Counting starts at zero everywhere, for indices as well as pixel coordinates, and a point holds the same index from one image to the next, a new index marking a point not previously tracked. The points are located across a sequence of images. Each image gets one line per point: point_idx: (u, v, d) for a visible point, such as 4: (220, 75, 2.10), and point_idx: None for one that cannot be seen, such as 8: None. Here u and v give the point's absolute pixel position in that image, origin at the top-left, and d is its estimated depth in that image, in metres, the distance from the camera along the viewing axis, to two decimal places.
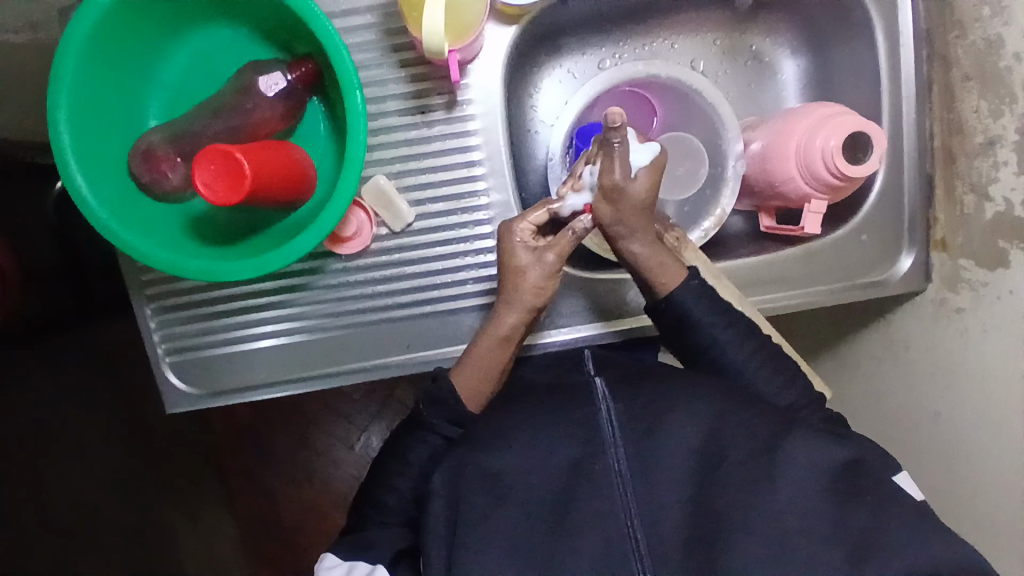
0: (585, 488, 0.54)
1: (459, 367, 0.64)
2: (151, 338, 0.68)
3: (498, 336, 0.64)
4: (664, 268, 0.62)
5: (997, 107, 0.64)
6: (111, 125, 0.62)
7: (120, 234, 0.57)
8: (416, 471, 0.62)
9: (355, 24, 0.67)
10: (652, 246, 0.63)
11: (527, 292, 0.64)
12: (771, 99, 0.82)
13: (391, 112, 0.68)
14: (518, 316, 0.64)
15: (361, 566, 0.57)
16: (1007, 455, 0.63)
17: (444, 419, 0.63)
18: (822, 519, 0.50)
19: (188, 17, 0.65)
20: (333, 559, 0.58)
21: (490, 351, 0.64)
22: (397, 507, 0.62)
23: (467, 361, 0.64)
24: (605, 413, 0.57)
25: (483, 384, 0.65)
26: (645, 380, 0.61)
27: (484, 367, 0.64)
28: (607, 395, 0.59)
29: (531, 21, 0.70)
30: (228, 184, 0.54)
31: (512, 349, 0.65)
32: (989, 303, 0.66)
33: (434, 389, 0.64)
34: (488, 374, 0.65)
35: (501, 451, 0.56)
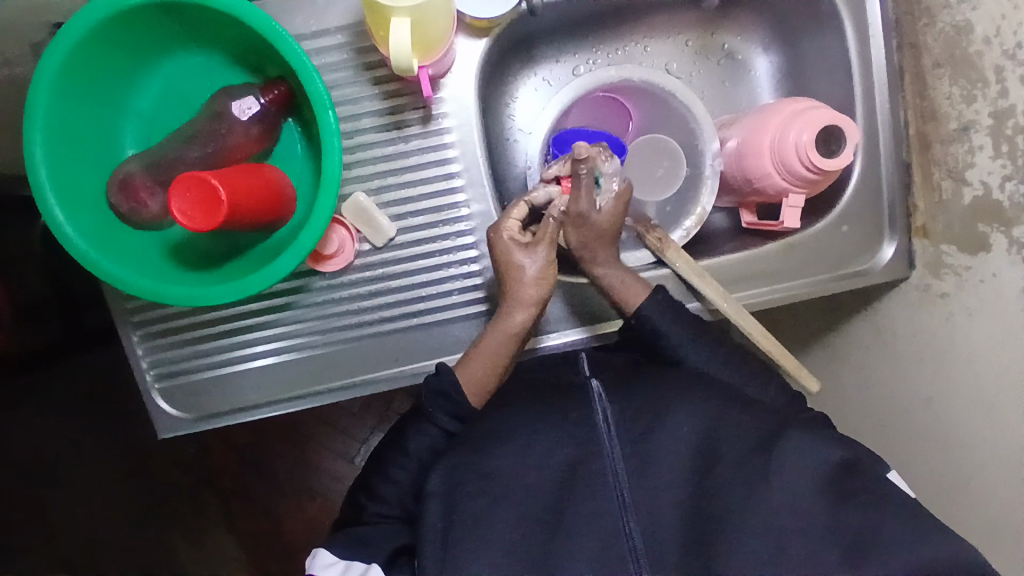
0: (574, 491, 0.54)
1: (466, 362, 0.64)
2: (140, 366, 0.69)
3: (508, 332, 0.64)
4: (628, 285, 0.66)
5: (969, 92, 0.64)
6: (89, 156, 0.64)
7: (102, 264, 0.58)
8: (415, 462, 0.61)
9: (327, 44, 0.68)
10: (616, 268, 0.67)
11: (533, 286, 0.63)
12: (746, 96, 0.83)
13: (367, 129, 0.69)
14: (527, 312, 0.64)
15: (356, 565, 0.56)
16: (996, 438, 0.63)
17: (445, 411, 0.62)
18: (806, 514, 0.50)
19: (160, 47, 0.66)
20: (328, 557, 0.57)
21: (499, 347, 0.64)
22: (393, 498, 0.61)
23: (477, 357, 0.63)
24: (601, 414, 0.58)
25: (489, 380, 0.64)
26: (627, 379, 0.61)
27: (493, 363, 0.63)
28: (602, 396, 0.59)
29: (502, 31, 0.71)
30: (204, 210, 0.54)
31: (519, 346, 0.65)
32: (972, 286, 0.65)
33: (438, 382, 0.62)
34: (496, 370, 0.64)
35: (497, 453, 0.57)
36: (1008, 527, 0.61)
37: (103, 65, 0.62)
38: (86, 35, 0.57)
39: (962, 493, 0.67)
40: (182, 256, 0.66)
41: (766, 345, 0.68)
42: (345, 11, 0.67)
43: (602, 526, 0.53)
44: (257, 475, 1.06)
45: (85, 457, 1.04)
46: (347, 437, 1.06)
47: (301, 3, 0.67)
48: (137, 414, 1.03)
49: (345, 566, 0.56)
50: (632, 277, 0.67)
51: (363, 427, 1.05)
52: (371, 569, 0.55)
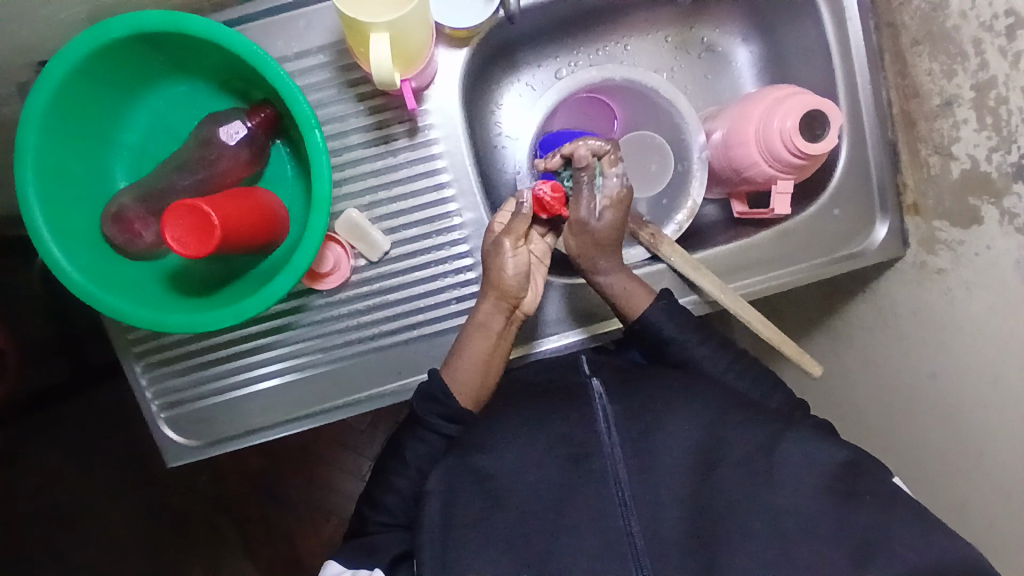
0: (580, 491, 0.55)
1: (447, 359, 0.66)
2: (144, 396, 0.70)
3: (475, 323, 0.65)
4: (630, 293, 0.67)
5: (950, 67, 0.64)
6: (80, 192, 0.64)
7: (101, 298, 0.58)
8: (414, 470, 0.61)
9: (309, 65, 0.68)
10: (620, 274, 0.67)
11: (497, 278, 0.64)
12: (728, 87, 0.83)
13: (355, 145, 0.69)
14: (493, 303, 0.65)
15: (360, 571, 0.57)
16: (1005, 410, 0.63)
17: (439, 416, 0.61)
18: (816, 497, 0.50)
19: (145, 80, 0.67)
20: (336, 566, 0.58)
21: (473, 340, 0.64)
22: (399, 509, 0.61)
23: (456, 358, 0.64)
24: (602, 414, 0.58)
25: (474, 378, 0.64)
26: (628, 380, 0.62)
27: (471, 359, 0.64)
28: (603, 396, 0.60)
29: (482, 40, 0.72)
30: (198, 237, 0.55)
31: (496, 341, 0.65)
32: (968, 259, 0.65)
33: (427, 386, 0.63)
34: (477, 368, 0.64)
35: (497, 455, 0.57)
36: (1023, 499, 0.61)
37: (89, 101, 0.63)
38: (70, 73, 0.58)
39: (974, 468, 0.66)
40: (181, 284, 0.67)
41: (765, 331, 0.69)
42: (325, 31, 0.68)
43: (612, 523, 0.53)
44: (270, 497, 1.06)
45: (95, 492, 1.04)
46: (358, 456, 1.06)
47: (280, 26, 0.68)
48: (145, 445, 1.04)
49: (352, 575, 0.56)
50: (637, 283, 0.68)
51: (373, 444, 1.05)
52: (374, 573, 0.56)
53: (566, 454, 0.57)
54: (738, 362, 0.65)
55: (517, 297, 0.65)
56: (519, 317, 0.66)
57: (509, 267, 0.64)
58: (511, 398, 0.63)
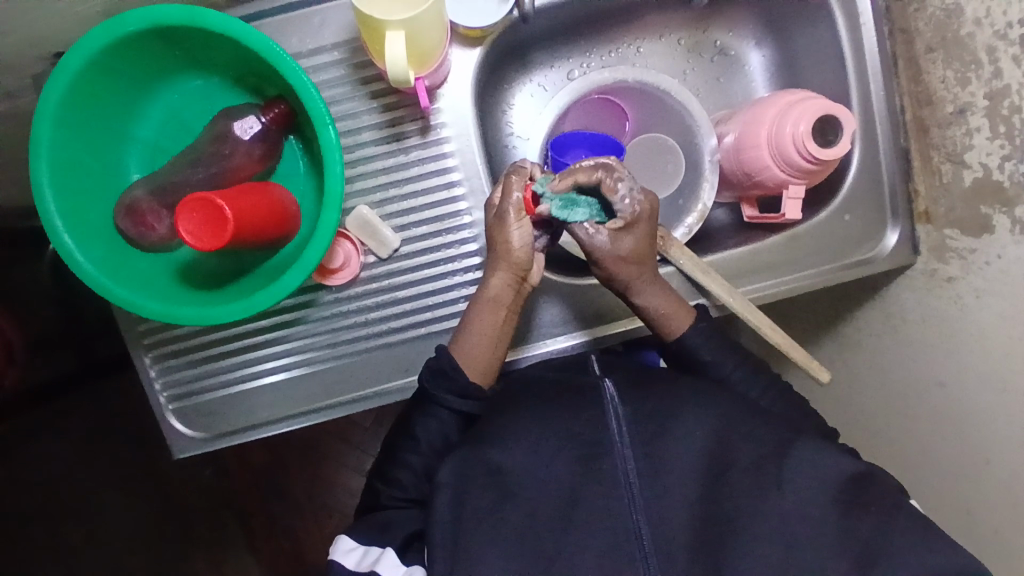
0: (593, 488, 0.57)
1: (457, 338, 0.66)
2: (152, 388, 0.70)
3: (487, 298, 0.65)
4: (674, 314, 0.67)
5: (963, 75, 0.65)
6: (96, 184, 0.64)
7: (112, 290, 0.59)
8: (427, 447, 0.63)
9: (324, 61, 0.68)
10: (664, 296, 0.66)
11: (508, 255, 0.64)
12: (740, 91, 0.82)
13: (367, 142, 0.69)
14: (503, 277, 0.65)
15: (373, 549, 0.58)
16: (1014, 418, 0.63)
17: (451, 392, 0.64)
18: None
19: (161, 73, 0.67)
20: (349, 542, 0.59)
21: (483, 319, 0.65)
22: (411, 484, 0.63)
23: (464, 331, 0.66)
24: (614, 420, 0.60)
25: (480, 351, 0.65)
26: (639, 382, 0.63)
27: (481, 332, 0.65)
28: (615, 400, 0.61)
29: (496, 40, 0.72)
30: (211, 230, 0.56)
31: (506, 313, 0.66)
32: (978, 268, 0.66)
33: (435, 362, 0.65)
34: (483, 341, 0.65)
35: (509, 451, 0.59)
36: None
37: (106, 94, 0.63)
38: (87, 64, 0.59)
39: (980, 475, 0.67)
40: (193, 277, 0.67)
41: (773, 336, 0.69)
42: (339, 28, 0.68)
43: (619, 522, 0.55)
44: (275, 492, 1.06)
45: (104, 484, 1.05)
46: (363, 454, 1.06)
47: (297, 23, 0.68)
48: (153, 439, 1.04)
49: (365, 551, 0.58)
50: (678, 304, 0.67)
51: (377, 441, 1.06)
52: (386, 552, 0.58)
53: (577, 453, 0.59)
54: (742, 367, 0.65)
55: (525, 269, 0.65)
56: (528, 287, 0.67)
57: (517, 238, 0.64)
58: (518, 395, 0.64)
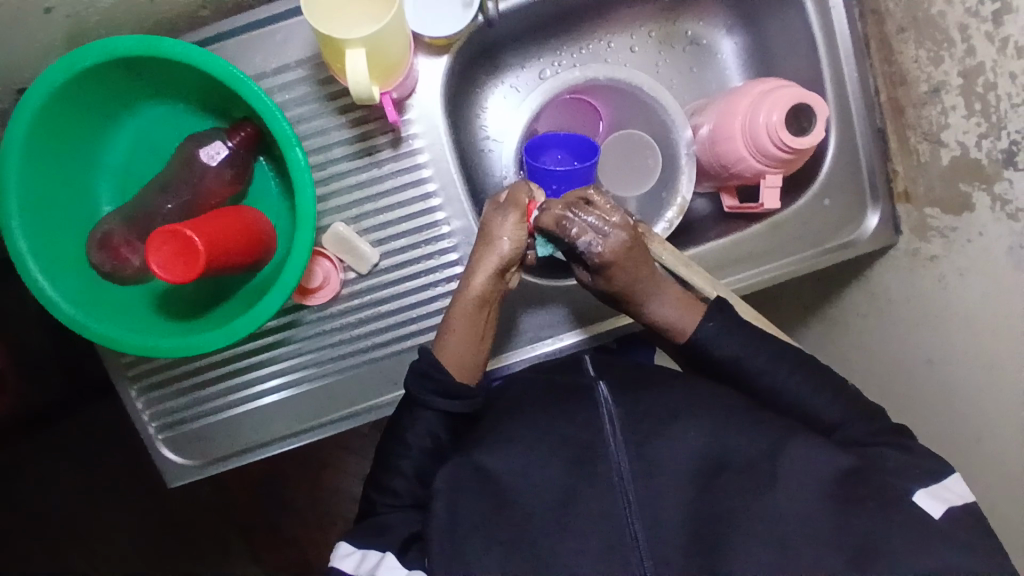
0: (586, 494, 0.57)
1: (440, 342, 0.64)
2: (141, 419, 0.70)
3: (471, 298, 0.64)
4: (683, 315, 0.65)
5: (936, 53, 0.64)
6: (68, 219, 0.64)
7: (91, 327, 0.59)
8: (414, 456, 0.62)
9: (290, 79, 0.67)
10: (672, 302, 0.65)
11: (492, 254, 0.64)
12: (715, 79, 0.81)
13: (339, 158, 0.69)
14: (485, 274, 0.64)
15: (371, 553, 0.58)
16: (1001, 395, 0.63)
17: (434, 392, 0.62)
18: None
19: (124, 102, 0.66)
20: (346, 549, 0.59)
21: (465, 319, 0.64)
22: (405, 490, 0.62)
23: (447, 331, 0.64)
24: (607, 417, 0.61)
25: (462, 349, 0.64)
26: (633, 385, 0.65)
27: (463, 334, 0.64)
28: (609, 400, 0.62)
29: (462, 45, 0.70)
30: (182, 262, 0.56)
31: (487, 312, 0.65)
32: (960, 246, 0.66)
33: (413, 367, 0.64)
34: (466, 341, 0.64)
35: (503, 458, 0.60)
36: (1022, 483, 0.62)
37: (70, 126, 0.62)
38: (48, 101, 0.58)
39: (971, 452, 0.67)
40: (172, 305, 0.67)
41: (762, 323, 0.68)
42: (305, 44, 0.66)
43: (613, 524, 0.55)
44: (277, 502, 1.07)
45: (108, 501, 1.05)
46: (363, 459, 1.07)
47: (259, 41, 0.66)
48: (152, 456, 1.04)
49: (362, 555, 0.58)
50: (687, 305, 0.66)
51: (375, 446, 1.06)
52: (385, 555, 0.57)
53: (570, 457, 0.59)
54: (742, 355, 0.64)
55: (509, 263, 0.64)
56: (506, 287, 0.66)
57: (509, 239, 0.63)
58: (512, 406, 0.65)
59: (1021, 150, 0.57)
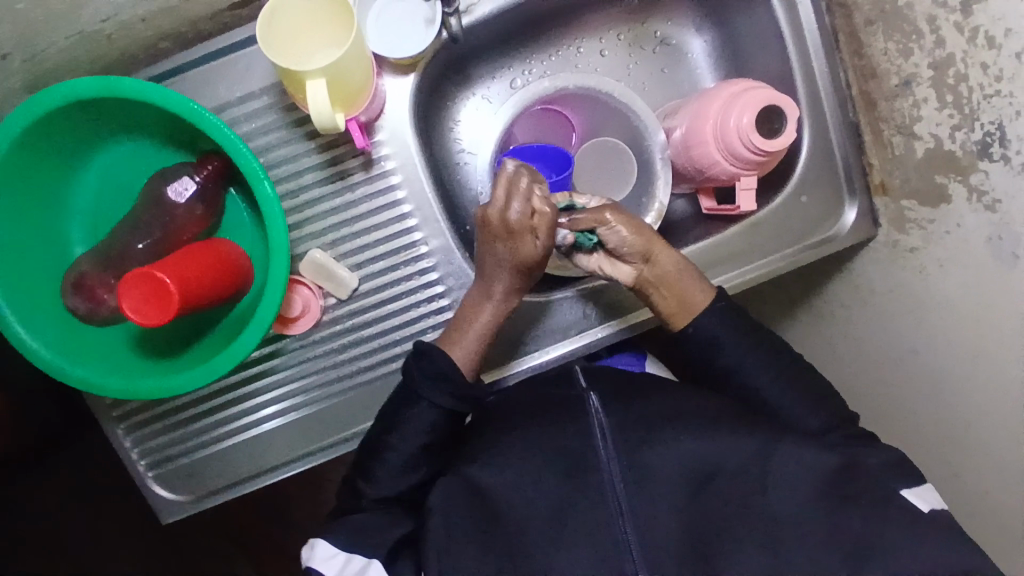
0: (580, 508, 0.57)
1: (457, 340, 0.63)
2: (130, 458, 0.70)
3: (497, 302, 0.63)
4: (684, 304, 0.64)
5: (905, 46, 0.63)
6: (40, 264, 0.63)
7: (70, 374, 0.59)
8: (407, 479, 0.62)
9: (255, 107, 0.66)
10: (677, 284, 0.64)
11: (530, 250, 0.61)
12: (686, 79, 0.80)
13: (311, 184, 0.68)
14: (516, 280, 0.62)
15: (356, 559, 0.56)
16: (987, 386, 0.63)
17: (442, 392, 0.60)
18: None
19: (90, 141, 0.65)
20: (328, 549, 0.56)
21: (488, 320, 0.64)
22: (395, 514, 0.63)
23: (466, 328, 0.64)
24: (597, 425, 0.61)
25: (475, 351, 0.64)
26: (627, 394, 0.64)
27: (479, 333, 0.63)
28: (599, 408, 0.63)
29: (430, 63, 0.69)
30: (156, 305, 0.55)
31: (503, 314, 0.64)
32: (940, 238, 0.65)
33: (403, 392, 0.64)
34: (481, 339, 0.64)
35: (493, 479, 0.60)
36: (1012, 472, 0.62)
37: (35, 170, 0.61)
38: (12, 149, 0.57)
39: (962, 440, 0.67)
40: (152, 343, 0.66)
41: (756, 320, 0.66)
42: (266, 71, 0.66)
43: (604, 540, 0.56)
44: (276, 519, 1.07)
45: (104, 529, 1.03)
46: None
47: (219, 71, 0.66)
48: None
49: (347, 558, 0.56)
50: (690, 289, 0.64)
51: None
52: (372, 563, 0.56)
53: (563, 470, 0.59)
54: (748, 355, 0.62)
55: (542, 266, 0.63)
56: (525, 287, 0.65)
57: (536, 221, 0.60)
58: (505, 424, 0.65)
59: (995, 140, 0.57)
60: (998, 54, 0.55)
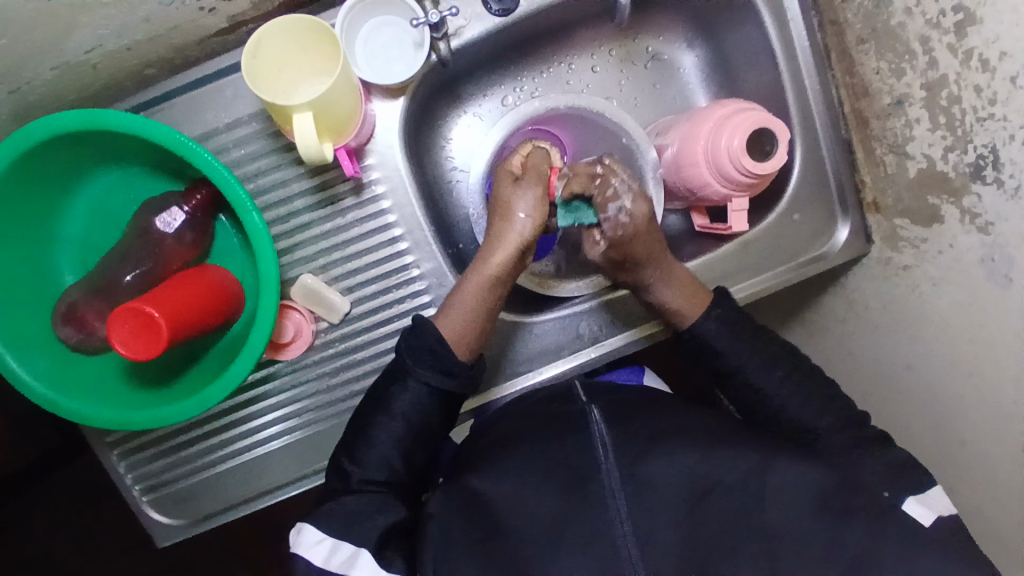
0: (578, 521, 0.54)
1: (447, 312, 0.64)
2: (125, 483, 0.70)
3: (487, 276, 0.64)
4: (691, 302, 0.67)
5: (897, 65, 0.63)
6: (30, 293, 0.63)
7: (62, 406, 0.59)
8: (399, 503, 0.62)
9: (244, 133, 0.66)
10: (676, 289, 0.67)
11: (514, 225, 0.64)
12: (677, 94, 0.80)
13: (301, 210, 0.68)
14: (506, 252, 0.64)
15: (343, 548, 0.55)
16: (980, 405, 0.63)
17: (432, 367, 0.61)
18: None
19: (78, 171, 0.65)
20: (316, 535, 0.56)
21: (479, 294, 0.64)
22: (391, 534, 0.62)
23: (454, 301, 0.64)
24: (598, 433, 0.60)
25: (463, 324, 0.64)
26: (624, 410, 0.63)
27: (468, 308, 0.64)
28: (600, 418, 0.61)
29: (419, 87, 0.69)
30: (144, 339, 0.55)
31: (494, 292, 0.65)
32: (932, 257, 0.65)
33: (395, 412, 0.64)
34: (467, 311, 0.64)
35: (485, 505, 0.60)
36: (1007, 491, 0.61)
37: (24, 200, 0.61)
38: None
39: (956, 457, 0.67)
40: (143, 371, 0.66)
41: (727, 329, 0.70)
42: (254, 97, 0.65)
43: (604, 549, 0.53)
44: None
45: (102, 552, 1.02)
46: None
47: (208, 98, 0.65)
48: None
49: (333, 544, 0.55)
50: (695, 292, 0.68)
51: None
52: (360, 551, 0.55)
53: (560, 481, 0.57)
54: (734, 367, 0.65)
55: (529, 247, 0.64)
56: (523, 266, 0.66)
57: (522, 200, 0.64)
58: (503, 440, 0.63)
59: (988, 164, 0.56)
60: (991, 78, 0.54)
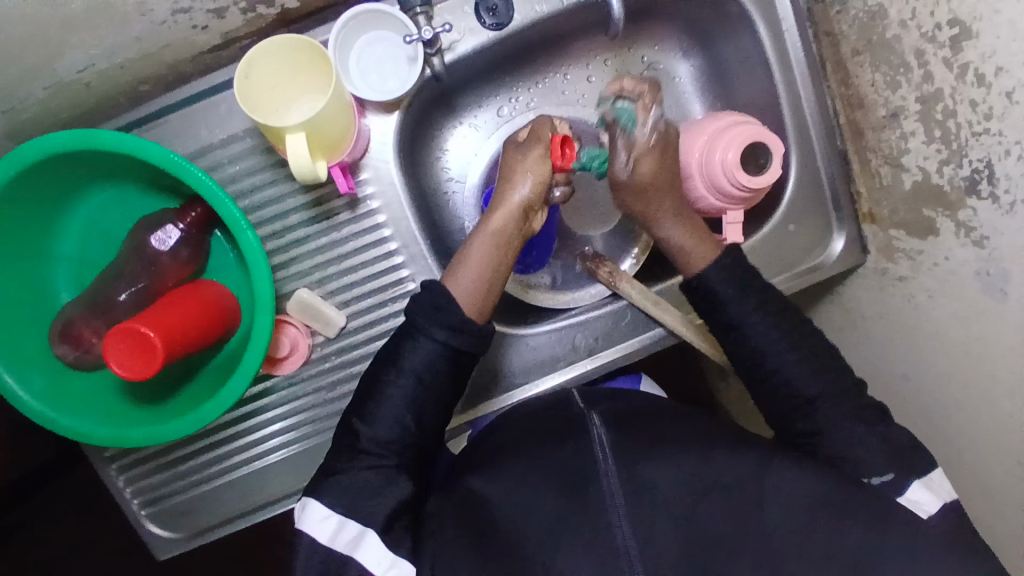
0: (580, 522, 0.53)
1: (455, 270, 0.61)
2: (124, 497, 0.71)
3: (490, 233, 0.62)
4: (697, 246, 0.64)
5: (893, 78, 0.63)
6: (27, 310, 0.63)
7: (60, 423, 0.59)
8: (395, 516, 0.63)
9: (239, 149, 0.66)
10: (685, 229, 0.65)
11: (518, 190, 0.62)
12: (673, 103, 0.79)
13: (296, 225, 0.68)
14: (509, 211, 0.62)
15: (349, 526, 0.53)
16: (976, 415, 0.63)
17: (438, 321, 0.57)
18: (791, 544, 0.51)
19: (74, 188, 0.65)
20: (322, 511, 0.53)
21: (485, 250, 0.62)
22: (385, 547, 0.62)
23: (461, 261, 0.62)
24: (597, 437, 0.58)
25: (471, 282, 0.61)
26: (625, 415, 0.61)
27: (476, 263, 0.61)
28: (599, 421, 0.60)
29: (413, 102, 0.69)
30: (140, 359, 0.55)
31: (502, 249, 0.62)
32: (928, 268, 0.65)
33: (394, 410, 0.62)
34: (476, 267, 0.61)
35: None
36: (1002, 502, 0.61)
37: (20, 218, 0.61)
38: None
39: (952, 466, 0.67)
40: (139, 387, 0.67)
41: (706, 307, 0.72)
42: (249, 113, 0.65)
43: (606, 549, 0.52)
44: None
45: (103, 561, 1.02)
46: None
47: (201, 114, 0.65)
48: None
49: (339, 522, 0.53)
50: (703, 237, 0.65)
51: None
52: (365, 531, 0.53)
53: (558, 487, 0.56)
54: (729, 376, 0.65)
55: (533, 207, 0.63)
56: (530, 228, 0.64)
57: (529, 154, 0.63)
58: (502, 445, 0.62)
59: (984, 178, 0.56)
60: (987, 93, 0.53)
